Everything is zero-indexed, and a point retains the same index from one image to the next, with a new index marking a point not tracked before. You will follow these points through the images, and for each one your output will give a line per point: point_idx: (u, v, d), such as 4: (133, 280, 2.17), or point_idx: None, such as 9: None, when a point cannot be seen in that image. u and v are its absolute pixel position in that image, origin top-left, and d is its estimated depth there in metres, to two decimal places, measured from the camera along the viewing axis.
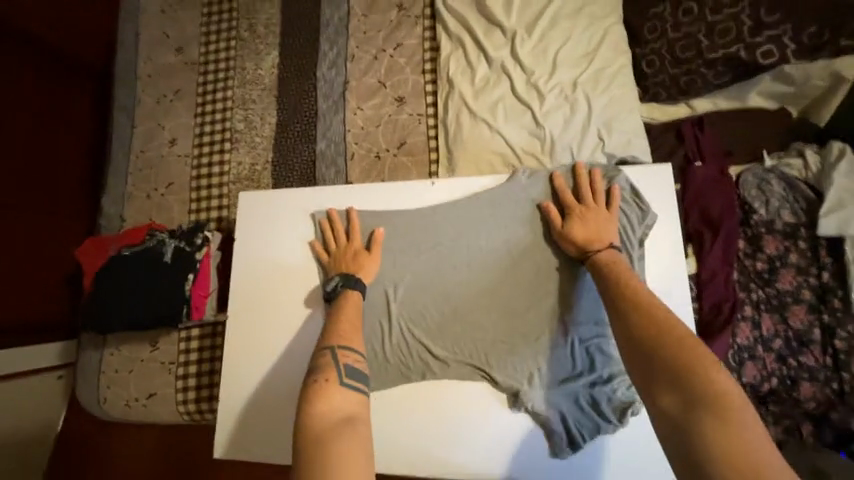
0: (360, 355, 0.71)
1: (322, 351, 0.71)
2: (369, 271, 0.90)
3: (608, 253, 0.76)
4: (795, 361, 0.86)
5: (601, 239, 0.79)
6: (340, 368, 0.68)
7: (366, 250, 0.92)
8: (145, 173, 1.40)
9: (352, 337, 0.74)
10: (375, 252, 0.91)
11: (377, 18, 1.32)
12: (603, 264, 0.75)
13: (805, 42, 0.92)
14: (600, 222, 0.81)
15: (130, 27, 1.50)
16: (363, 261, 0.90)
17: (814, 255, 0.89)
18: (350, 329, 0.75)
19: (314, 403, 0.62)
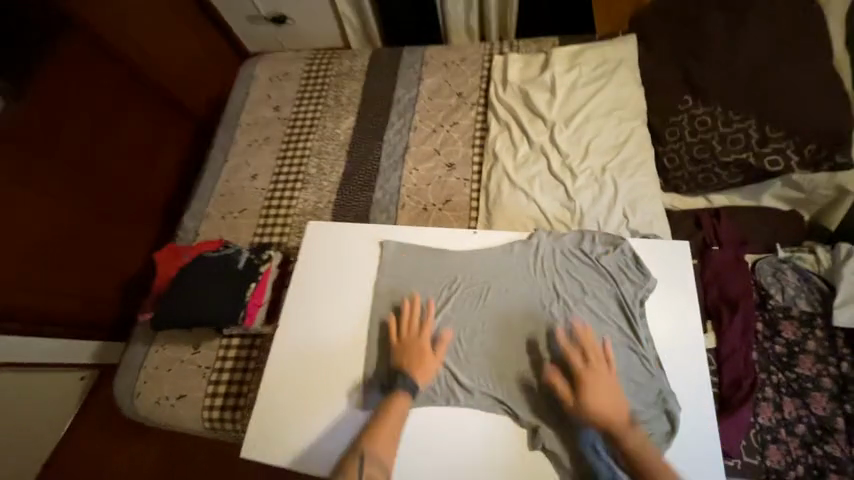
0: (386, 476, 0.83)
1: (355, 453, 0.85)
2: (426, 373, 0.93)
3: (621, 426, 0.80)
4: (820, 450, 0.86)
5: (614, 413, 0.81)
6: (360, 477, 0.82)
7: (432, 350, 0.95)
8: (225, 199, 1.64)
9: (386, 450, 0.85)
10: (439, 358, 0.94)
11: (439, 101, 1.61)
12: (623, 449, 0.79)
13: (807, 156, 1.07)
14: (608, 390, 0.83)
15: (243, 87, 1.88)
16: (426, 364, 0.93)
17: (832, 345, 0.94)
18: (385, 440, 0.86)
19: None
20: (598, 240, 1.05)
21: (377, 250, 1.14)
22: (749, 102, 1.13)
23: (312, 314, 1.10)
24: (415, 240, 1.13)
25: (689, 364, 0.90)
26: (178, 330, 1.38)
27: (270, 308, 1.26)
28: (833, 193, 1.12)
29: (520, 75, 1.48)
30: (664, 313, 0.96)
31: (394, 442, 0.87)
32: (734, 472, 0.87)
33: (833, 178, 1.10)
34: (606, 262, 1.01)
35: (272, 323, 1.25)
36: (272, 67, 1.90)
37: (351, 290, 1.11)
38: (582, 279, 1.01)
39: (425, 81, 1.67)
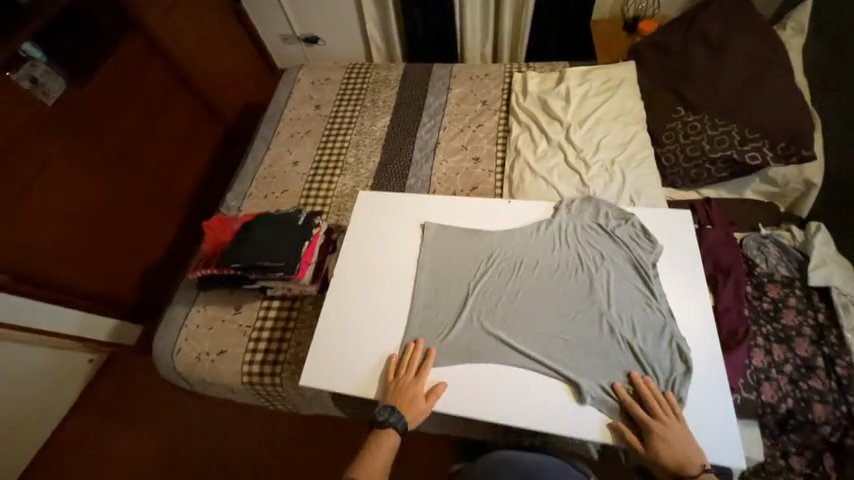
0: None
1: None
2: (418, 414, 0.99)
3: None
4: (805, 384, 1.02)
5: (687, 459, 0.87)
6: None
7: (425, 397, 1.01)
8: (267, 181, 1.79)
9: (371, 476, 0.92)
10: (430, 405, 0.99)
11: (466, 107, 1.84)
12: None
13: (779, 152, 1.30)
14: (683, 445, 0.89)
15: (287, 89, 2.10)
16: (417, 407, 0.99)
17: (809, 300, 1.13)
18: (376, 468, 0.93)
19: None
20: (612, 215, 1.23)
21: (419, 231, 1.28)
22: (730, 112, 1.37)
23: (360, 277, 1.23)
24: (455, 220, 1.28)
25: (696, 320, 1.06)
26: (222, 291, 1.48)
27: (316, 268, 1.39)
28: (801, 186, 1.36)
29: (538, 87, 1.72)
30: (670, 276, 1.12)
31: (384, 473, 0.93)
32: (739, 406, 1.00)
33: (801, 172, 1.34)
34: (620, 234, 1.19)
35: (318, 282, 1.38)
36: (314, 73, 2.13)
37: (396, 259, 1.24)
38: (601, 250, 1.17)
39: (453, 90, 1.91)
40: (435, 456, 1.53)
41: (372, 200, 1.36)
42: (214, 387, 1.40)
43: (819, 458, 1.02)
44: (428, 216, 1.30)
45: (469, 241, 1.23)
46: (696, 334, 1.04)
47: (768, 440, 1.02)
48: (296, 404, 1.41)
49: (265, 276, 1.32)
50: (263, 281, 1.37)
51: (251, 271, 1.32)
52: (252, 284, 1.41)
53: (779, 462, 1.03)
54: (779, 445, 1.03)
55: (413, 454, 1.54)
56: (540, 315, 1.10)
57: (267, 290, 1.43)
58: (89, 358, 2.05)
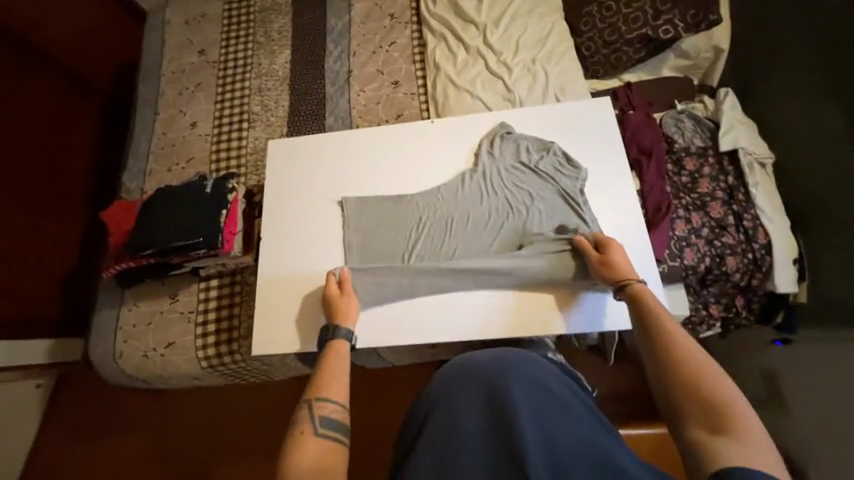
0: (336, 404, 0.76)
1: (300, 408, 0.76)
2: (351, 315, 0.95)
3: (642, 287, 0.85)
4: (719, 242, 1.14)
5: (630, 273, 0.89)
6: (315, 421, 0.74)
7: (343, 297, 0.98)
8: (166, 151, 1.55)
9: (330, 387, 0.78)
10: (348, 298, 0.97)
11: (373, 25, 1.62)
12: (635, 294, 0.83)
13: (689, 21, 1.28)
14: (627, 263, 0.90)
15: (157, 36, 1.74)
16: (342, 308, 0.96)
17: (721, 166, 1.21)
18: (331, 380, 0.80)
19: (291, 458, 0.69)
20: (531, 148, 1.12)
21: (338, 211, 1.14)
22: None
23: (289, 249, 1.12)
24: (374, 190, 1.14)
25: (631, 231, 1.04)
26: (149, 283, 1.34)
27: (245, 237, 1.27)
28: (712, 54, 1.37)
29: None
30: (602, 175, 1.10)
31: (344, 379, 0.81)
32: (664, 275, 1.09)
33: (711, 39, 1.35)
34: (543, 168, 1.09)
35: (251, 250, 1.27)
36: (186, 10, 1.76)
37: (324, 222, 1.13)
38: (527, 190, 1.08)
39: (355, 7, 1.66)
40: (415, 386, 1.62)
41: (282, 162, 1.20)
42: (174, 380, 1.33)
43: (731, 303, 1.18)
44: (343, 189, 1.15)
45: (393, 211, 1.11)
46: (631, 247, 1.03)
47: (693, 296, 1.16)
48: (268, 373, 1.39)
49: (189, 255, 1.20)
50: (191, 262, 1.25)
51: (171, 255, 1.20)
52: (178, 268, 1.28)
53: (701, 312, 1.17)
54: (702, 299, 1.17)
55: (396, 388, 1.62)
56: (480, 275, 1.02)
57: (200, 270, 1.31)
58: (36, 384, 1.87)
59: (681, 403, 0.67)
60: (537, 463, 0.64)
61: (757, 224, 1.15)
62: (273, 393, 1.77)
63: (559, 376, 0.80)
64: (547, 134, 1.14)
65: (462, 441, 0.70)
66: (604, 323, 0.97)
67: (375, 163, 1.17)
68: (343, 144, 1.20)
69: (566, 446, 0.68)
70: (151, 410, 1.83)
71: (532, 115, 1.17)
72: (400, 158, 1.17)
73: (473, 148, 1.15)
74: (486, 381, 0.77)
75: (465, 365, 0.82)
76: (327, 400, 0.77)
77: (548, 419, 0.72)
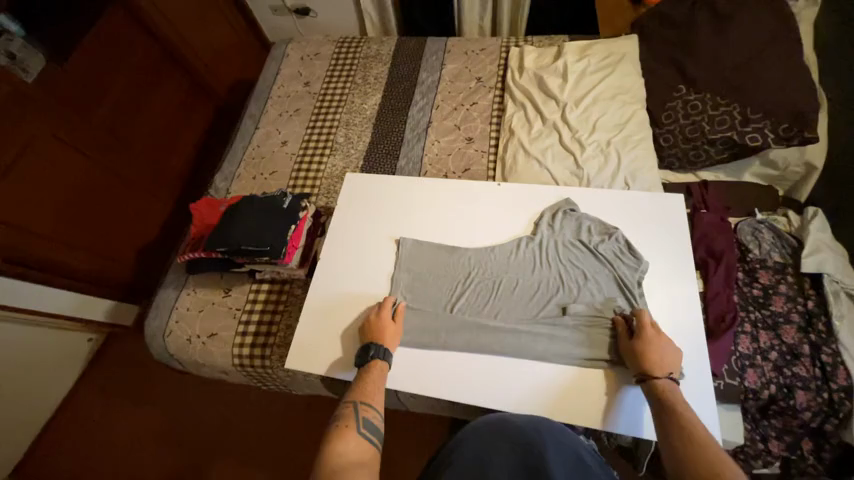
0: (377, 412, 0.86)
1: (346, 405, 0.86)
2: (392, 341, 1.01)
3: (665, 384, 0.85)
4: (789, 371, 1.03)
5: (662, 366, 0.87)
6: (358, 419, 0.84)
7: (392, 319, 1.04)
8: (256, 162, 1.75)
9: (373, 397, 0.89)
10: (398, 322, 1.03)
11: (460, 84, 1.76)
12: (659, 391, 0.85)
13: (781, 133, 1.25)
14: (663, 352, 0.89)
15: (275, 64, 2.02)
16: (389, 329, 1.02)
17: (800, 287, 1.13)
18: (373, 391, 0.90)
19: (335, 445, 0.78)
20: (593, 230, 1.13)
21: (394, 248, 1.20)
22: (731, 90, 1.32)
23: (341, 274, 1.19)
24: (432, 236, 1.20)
25: (688, 336, 0.98)
26: (211, 274, 1.47)
27: (304, 252, 1.38)
28: (802, 169, 1.33)
29: (535, 63, 1.64)
30: (663, 271, 1.06)
31: (382, 392, 0.91)
32: (719, 391, 1.00)
33: (803, 154, 1.31)
34: (602, 252, 1.08)
35: (305, 266, 1.37)
36: (303, 47, 2.04)
37: (377, 257, 1.20)
38: (582, 270, 1.07)
39: (447, 66, 1.83)
40: (422, 435, 1.56)
41: (354, 194, 1.31)
42: (206, 369, 1.41)
43: (797, 445, 1.04)
44: (403, 230, 1.22)
45: (445, 258, 1.14)
46: (684, 353, 0.96)
47: (749, 424, 1.05)
48: (289, 386, 1.42)
49: (253, 259, 1.31)
50: (251, 264, 1.37)
51: (238, 256, 1.32)
52: (240, 267, 1.40)
53: (758, 446, 1.04)
54: (760, 430, 1.05)
55: (402, 432, 1.57)
56: (520, 344, 1.01)
57: (257, 273, 1.43)
58: (88, 337, 2.06)
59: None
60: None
61: (837, 362, 1.02)
62: (286, 405, 1.80)
63: (592, 455, 0.86)
64: (612, 217, 1.15)
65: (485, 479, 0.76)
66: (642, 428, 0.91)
67: (436, 212, 1.24)
68: (411, 189, 1.29)
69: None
70: (174, 391, 1.92)
71: (598, 197, 1.18)
72: (462, 212, 1.22)
73: (534, 217, 1.18)
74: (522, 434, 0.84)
75: (496, 423, 0.89)
76: (371, 406, 0.87)
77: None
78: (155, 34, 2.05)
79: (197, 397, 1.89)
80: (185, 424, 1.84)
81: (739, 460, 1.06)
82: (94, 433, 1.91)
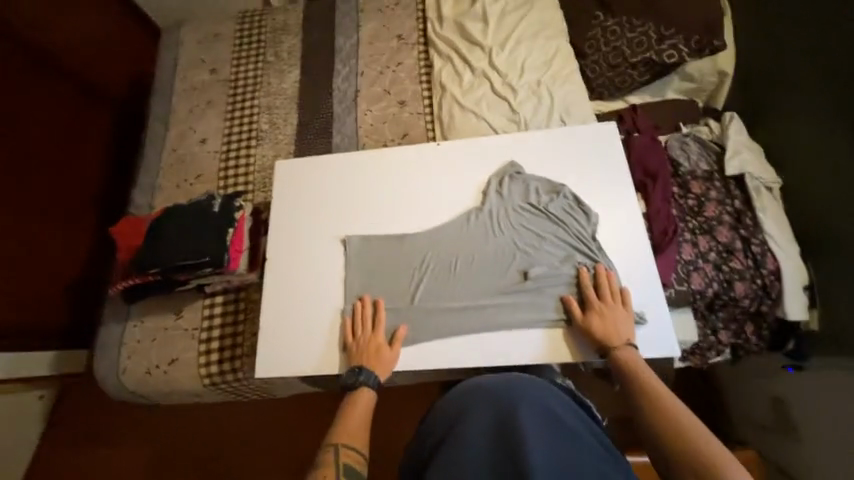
0: (361, 456, 0.80)
1: (327, 447, 0.81)
2: (387, 368, 0.97)
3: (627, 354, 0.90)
4: (727, 267, 1.13)
5: (618, 336, 0.93)
6: (338, 468, 0.77)
7: (389, 346, 0.99)
8: (175, 168, 1.58)
9: (358, 436, 0.83)
10: (396, 351, 0.98)
11: (381, 45, 1.65)
12: (624, 363, 0.89)
13: (693, 46, 1.30)
14: (617, 322, 0.94)
15: (171, 54, 1.78)
16: (385, 357, 0.97)
17: (728, 189, 1.22)
18: (353, 428, 0.84)
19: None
20: (541, 190, 1.11)
21: (341, 248, 1.13)
22: (644, 10, 1.33)
23: (295, 269, 1.13)
24: (381, 225, 1.13)
25: (640, 258, 1.04)
26: (154, 299, 1.35)
27: (251, 254, 1.28)
28: (717, 78, 1.39)
29: (454, 10, 1.56)
30: (608, 200, 1.10)
31: (366, 427, 0.86)
32: (672, 299, 1.09)
33: (716, 64, 1.36)
34: (552, 211, 1.08)
35: (255, 268, 1.28)
36: (199, 30, 1.81)
37: (328, 245, 1.14)
38: (535, 234, 1.07)
39: (364, 28, 1.70)
40: (414, 405, 1.59)
41: (288, 184, 1.22)
42: (177, 397, 1.33)
43: (741, 330, 1.17)
44: (347, 227, 1.14)
45: (398, 247, 1.10)
46: (636, 273, 1.02)
47: (701, 321, 1.15)
48: (271, 392, 1.38)
49: (196, 274, 1.21)
50: (197, 279, 1.26)
51: (178, 273, 1.21)
52: (185, 284, 1.29)
53: (710, 339, 1.15)
54: (710, 324, 1.16)
55: (394, 409, 1.59)
56: (486, 316, 1.01)
57: (206, 287, 1.32)
58: (39, 395, 1.86)
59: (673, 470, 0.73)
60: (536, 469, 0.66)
61: (765, 250, 1.14)
62: (275, 410, 1.76)
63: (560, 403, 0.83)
64: (554, 157, 1.15)
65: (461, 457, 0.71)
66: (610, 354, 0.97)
67: (381, 187, 1.18)
68: (349, 177, 1.20)
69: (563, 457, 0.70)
70: (150, 425, 1.81)
71: (537, 137, 1.18)
72: (407, 192, 1.16)
73: (481, 187, 1.14)
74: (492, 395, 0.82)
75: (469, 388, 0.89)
76: (353, 449, 0.80)
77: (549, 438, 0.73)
78: (12, 38, 1.72)
79: (179, 426, 1.79)
80: (171, 456, 1.76)
81: (695, 354, 1.16)
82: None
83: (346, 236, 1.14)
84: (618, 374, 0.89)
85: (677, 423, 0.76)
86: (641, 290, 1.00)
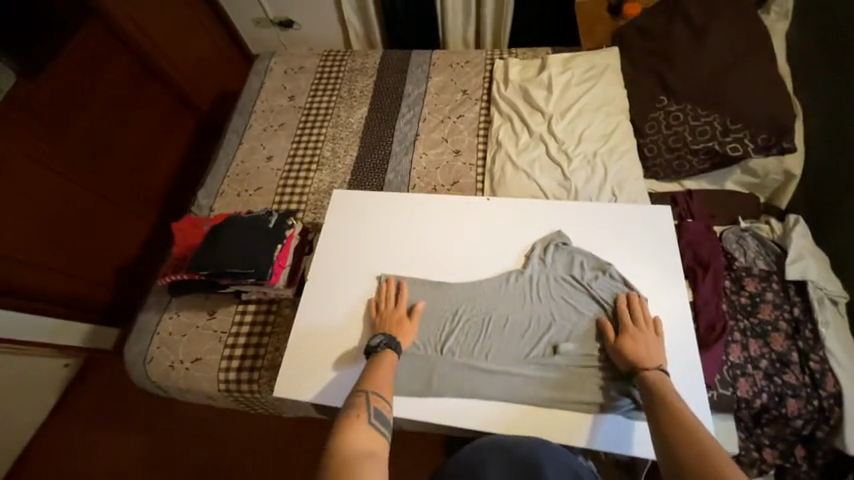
0: (387, 402, 0.83)
1: (357, 393, 0.84)
2: (407, 337, 1.02)
3: (660, 376, 0.85)
4: (780, 379, 1.04)
5: (650, 359, 0.89)
6: (369, 410, 0.80)
7: (409, 318, 1.05)
8: (240, 178, 1.71)
9: (383, 388, 0.86)
10: (415, 324, 1.03)
11: (446, 97, 1.76)
12: (653, 384, 0.84)
13: (760, 143, 1.29)
14: (649, 345, 0.91)
15: (258, 78, 1.99)
16: (405, 328, 1.03)
17: (786, 294, 1.14)
18: (383, 383, 0.87)
19: (346, 431, 0.74)
20: (586, 264, 1.09)
21: (376, 285, 1.16)
22: (711, 102, 1.35)
23: (331, 296, 1.16)
24: (420, 270, 1.15)
25: (683, 354, 0.98)
26: (194, 296, 1.43)
27: (291, 271, 1.34)
28: (782, 176, 1.36)
29: (520, 76, 1.66)
30: (656, 285, 1.06)
31: (391, 383, 0.89)
32: (714, 403, 1.01)
33: (782, 163, 1.34)
34: (595, 289, 1.05)
35: (292, 285, 1.33)
36: (287, 61, 2.02)
37: (365, 281, 1.17)
38: (574, 308, 1.04)
39: (433, 79, 1.83)
40: (416, 454, 1.53)
41: (340, 213, 1.29)
42: (191, 396, 1.35)
43: (790, 451, 1.06)
44: (387, 265, 1.17)
45: (432, 295, 1.10)
46: (679, 369, 0.96)
47: (744, 433, 1.06)
48: (278, 410, 1.37)
49: (238, 282, 1.28)
50: (237, 285, 1.33)
51: (223, 278, 1.28)
52: (226, 288, 1.36)
53: (753, 454, 1.06)
54: (754, 439, 1.06)
55: (396, 453, 1.53)
56: (512, 385, 0.97)
57: (243, 293, 1.38)
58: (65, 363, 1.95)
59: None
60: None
61: (825, 368, 1.04)
62: (277, 426, 1.74)
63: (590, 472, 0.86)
64: (602, 232, 1.15)
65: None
66: (631, 444, 0.90)
67: (426, 232, 1.21)
68: (398, 216, 1.25)
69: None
70: (157, 416, 1.84)
71: (587, 208, 1.19)
72: (451, 242, 1.19)
73: (524, 250, 1.15)
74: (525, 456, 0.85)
75: (499, 441, 0.89)
76: (382, 398, 0.83)
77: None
78: (133, 48, 2.00)
79: (183, 423, 1.80)
80: (170, 451, 1.76)
81: None
82: (71, 466, 1.81)
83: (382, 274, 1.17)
84: (642, 394, 0.84)
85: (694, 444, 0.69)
86: (684, 389, 0.93)
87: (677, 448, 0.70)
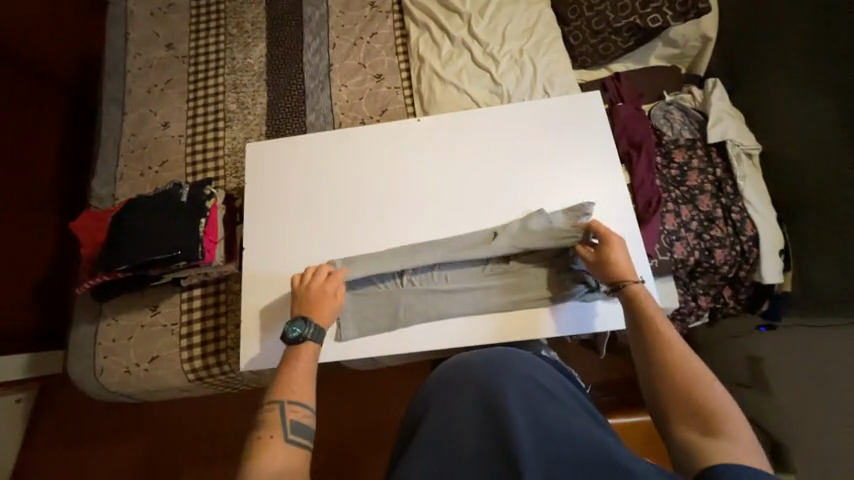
0: (307, 409, 0.76)
1: (272, 404, 0.76)
2: (328, 311, 0.91)
3: (638, 287, 0.85)
4: (708, 235, 1.15)
5: (627, 272, 0.88)
6: (285, 424, 0.74)
7: (332, 293, 0.93)
8: (137, 154, 1.47)
9: (299, 391, 0.78)
10: (337, 299, 0.93)
11: (353, 14, 1.54)
12: (634, 295, 0.84)
13: (678, 9, 1.25)
14: (626, 260, 0.90)
15: (120, 27, 1.62)
16: (326, 304, 0.91)
17: (709, 159, 1.22)
18: (301, 383, 0.79)
19: (259, 457, 0.69)
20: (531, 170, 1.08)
21: (323, 237, 1.08)
22: None
23: (275, 259, 1.07)
24: (365, 211, 1.09)
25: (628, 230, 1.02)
26: (127, 297, 1.29)
27: (227, 244, 1.23)
28: (700, 42, 1.36)
29: None
30: (598, 174, 1.07)
31: (311, 381, 0.81)
32: (655, 268, 1.09)
33: (699, 27, 1.34)
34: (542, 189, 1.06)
35: (233, 259, 1.23)
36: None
37: (309, 233, 1.09)
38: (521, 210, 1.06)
39: None
40: (407, 384, 1.60)
41: (262, 170, 1.15)
42: (161, 394, 1.28)
43: (719, 293, 1.21)
44: (329, 214, 1.10)
45: (383, 235, 1.07)
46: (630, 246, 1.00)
47: (682, 288, 1.18)
48: (259, 382, 1.35)
49: (169, 268, 1.16)
50: (171, 272, 1.21)
51: (150, 270, 1.16)
52: (160, 279, 1.23)
53: (691, 304, 1.19)
54: (691, 291, 1.19)
55: (389, 389, 1.61)
56: (476, 298, 1.00)
57: (182, 280, 1.26)
58: (16, 398, 1.75)
59: (677, 426, 0.70)
60: (531, 452, 0.62)
61: (744, 217, 1.16)
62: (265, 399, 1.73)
63: (555, 378, 0.78)
64: (538, 132, 1.12)
65: (465, 455, 0.66)
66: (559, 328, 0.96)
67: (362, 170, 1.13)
68: (327, 159, 1.15)
69: (559, 431, 0.65)
70: (135, 426, 1.74)
71: (522, 109, 1.14)
72: (390, 176, 1.11)
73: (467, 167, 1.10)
74: (482, 381, 0.74)
75: (462, 364, 0.81)
76: (299, 404, 0.76)
77: (540, 417, 0.68)
78: None
79: (164, 424, 1.72)
80: (160, 454, 1.70)
81: (678, 320, 1.20)
82: None
83: (320, 227, 1.09)
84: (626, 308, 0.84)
85: (683, 375, 0.73)
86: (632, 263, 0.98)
87: (675, 389, 0.72)
